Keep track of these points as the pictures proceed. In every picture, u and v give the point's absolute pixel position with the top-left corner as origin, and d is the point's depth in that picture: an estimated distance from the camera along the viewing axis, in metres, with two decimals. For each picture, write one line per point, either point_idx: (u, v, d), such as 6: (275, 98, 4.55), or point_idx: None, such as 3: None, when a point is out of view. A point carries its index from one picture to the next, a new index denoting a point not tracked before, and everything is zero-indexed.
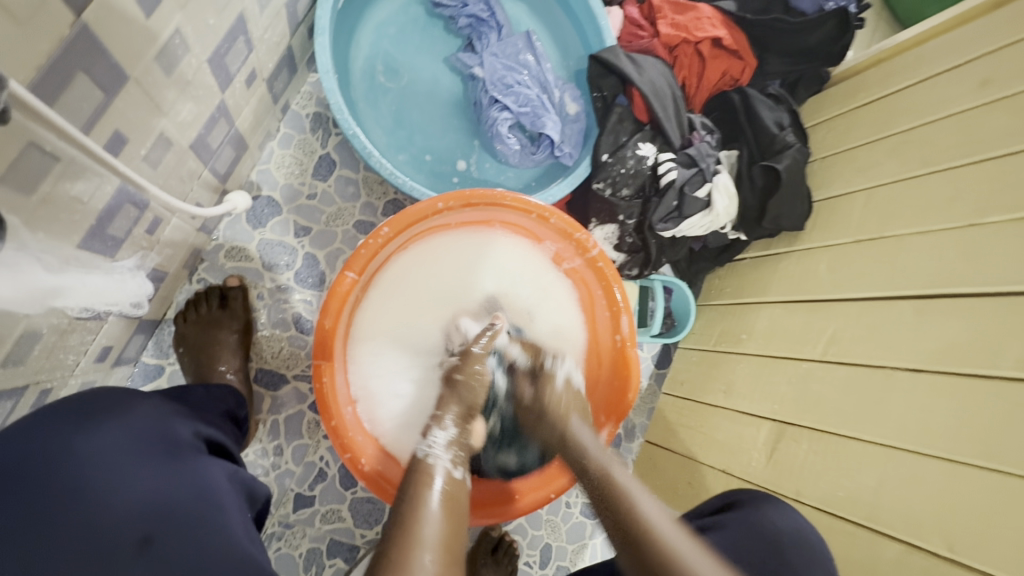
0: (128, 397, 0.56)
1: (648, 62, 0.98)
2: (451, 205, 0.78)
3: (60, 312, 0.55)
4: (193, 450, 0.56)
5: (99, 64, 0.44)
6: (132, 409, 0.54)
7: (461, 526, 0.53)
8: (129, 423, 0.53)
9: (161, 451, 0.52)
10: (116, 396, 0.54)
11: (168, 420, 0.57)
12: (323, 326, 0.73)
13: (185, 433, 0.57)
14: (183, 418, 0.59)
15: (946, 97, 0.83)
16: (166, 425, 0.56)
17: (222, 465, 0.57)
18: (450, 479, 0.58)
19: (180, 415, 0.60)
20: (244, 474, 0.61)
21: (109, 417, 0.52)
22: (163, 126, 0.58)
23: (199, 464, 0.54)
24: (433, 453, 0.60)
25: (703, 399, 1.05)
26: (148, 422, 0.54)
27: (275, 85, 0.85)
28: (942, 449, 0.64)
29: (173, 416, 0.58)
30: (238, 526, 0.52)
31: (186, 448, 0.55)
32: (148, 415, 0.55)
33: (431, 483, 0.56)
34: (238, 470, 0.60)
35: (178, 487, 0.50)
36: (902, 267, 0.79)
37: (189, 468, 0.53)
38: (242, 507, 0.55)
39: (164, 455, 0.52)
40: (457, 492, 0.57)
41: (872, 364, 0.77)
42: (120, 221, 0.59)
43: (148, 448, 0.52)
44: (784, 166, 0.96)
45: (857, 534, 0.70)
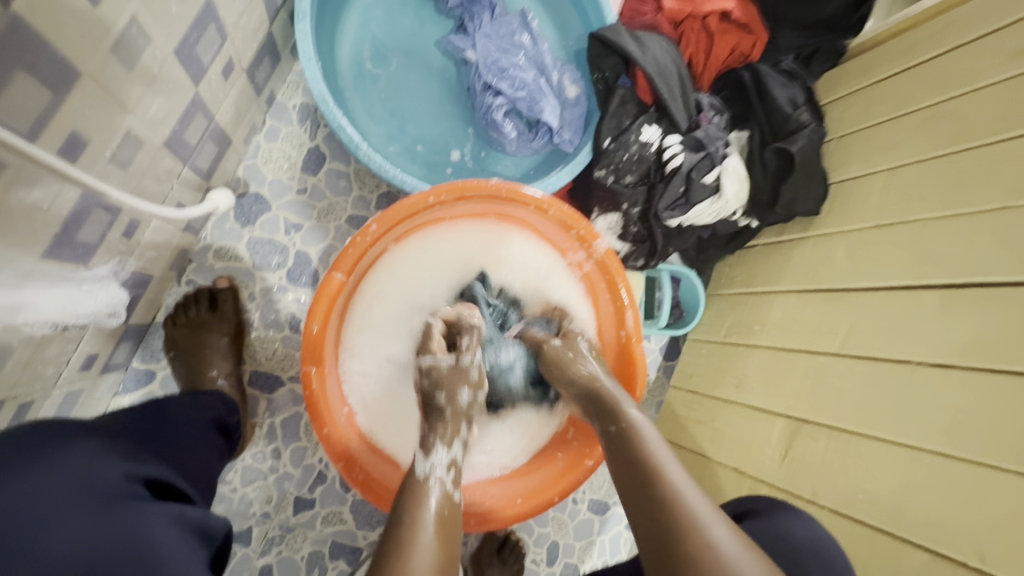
0: (52, 439, 0.47)
1: (652, 39, 0.92)
2: (444, 198, 0.74)
3: (28, 328, 0.51)
4: (130, 496, 0.47)
5: (42, 60, 0.40)
6: (53, 455, 0.45)
7: (454, 547, 0.53)
8: (47, 471, 0.44)
9: (86, 506, 0.44)
10: (38, 435, 0.46)
11: (97, 463, 0.48)
12: (309, 330, 0.69)
13: (119, 475, 0.48)
14: (117, 458, 0.50)
15: (974, 68, 0.76)
16: (94, 469, 0.47)
17: (164, 513, 0.49)
18: (448, 499, 0.58)
19: (115, 455, 0.51)
20: (195, 515, 0.53)
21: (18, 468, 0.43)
22: (129, 124, 0.54)
23: (134, 516, 0.46)
24: (432, 475, 0.60)
25: (713, 393, 1.01)
26: (71, 467, 0.45)
27: (257, 75, 0.81)
28: (972, 451, 0.60)
29: (105, 455, 0.50)
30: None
31: (121, 496, 0.47)
32: (74, 459, 0.46)
33: (425, 503, 0.56)
34: (186, 512, 0.52)
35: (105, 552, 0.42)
36: (927, 254, 0.73)
37: (119, 525, 0.44)
38: (185, 560, 0.47)
39: (91, 511, 0.44)
40: (452, 513, 0.56)
41: (895, 358, 0.72)
42: (91, 226, 0.56)
43: (68, 505, 0.43)
44: (798, 147, 0.91)
45: (877, 539, 0.66)
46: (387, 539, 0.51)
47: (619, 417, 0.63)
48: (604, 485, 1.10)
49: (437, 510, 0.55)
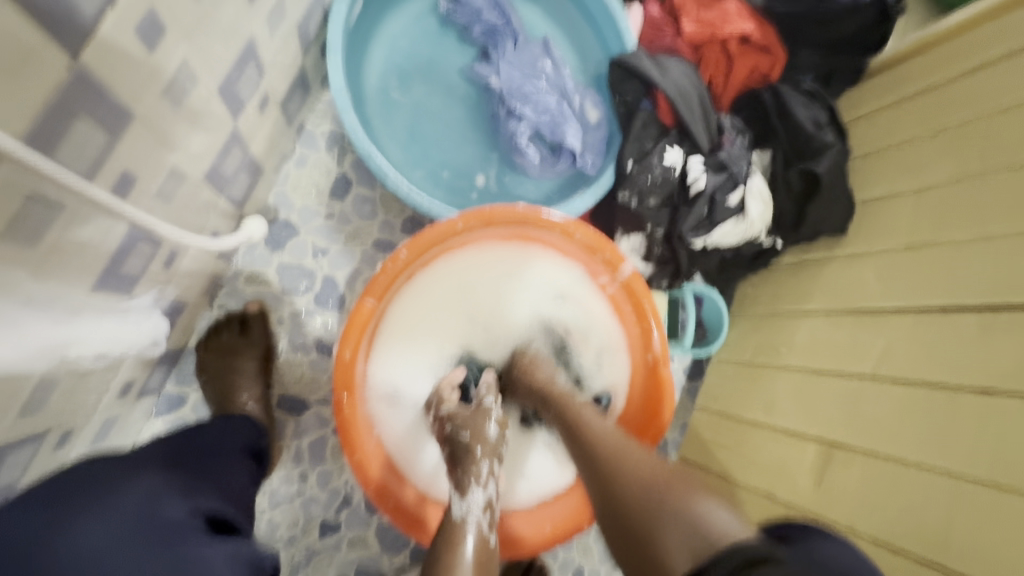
0: (118, 477, 0.51)
1: (672, 63, 0.93)
2: (472, 224, 0.75)
3: (71, 363, 0.52)
4: (189, 532, 0.50)
5: (101, 106, 0.42)
6: (119, 491, 0.50)
7: None
8: (112, 512, 0.48)
9: (146, 540, 0.47)
10: (90, 476, 0.50)
11: (160, 500, 0.51)
12: (342, 356, 0.70)
13: (179, 513, 0.51)
14: (176, 497, 0.53)
15: (1001, 89, 0.76)
16: (157, 505, 0.50)
17: (220, 548, 0.51)
18: (481, 541, 0.60)
19: (178, 493, 0.54)
20: (250, 551, 0.55)
21: (89, 505, 0.47)
22: (174, 160, 0.56)
23: (190, 553, 0.48)
24: (470, 518, 0.63)
25: (741, 415, 0.99)
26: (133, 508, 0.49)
27: (289, 106, 0.83)
28: (1021, 480, 0.58)
29: (167, 492, 0.53)
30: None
31: (177, 532, 0.49)
32: (138, 495, 0.50)
33: (462, 547, 0.59)
34: (241, 548, 0.54)
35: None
36: (963, 276, 0.72)
37: (178, 560, 0.47)
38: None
39: (149, 546, 0.47)
40: (487, 558, 0.59)
41: (933, 382, 0.71)
42: (135, 259, 0.58)
43: (129, 540, 0.46)
44: (824, 167, 0.91)
45: (921, 571, 0.64)
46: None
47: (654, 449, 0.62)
48: None
49: (473, 554, 0.59)
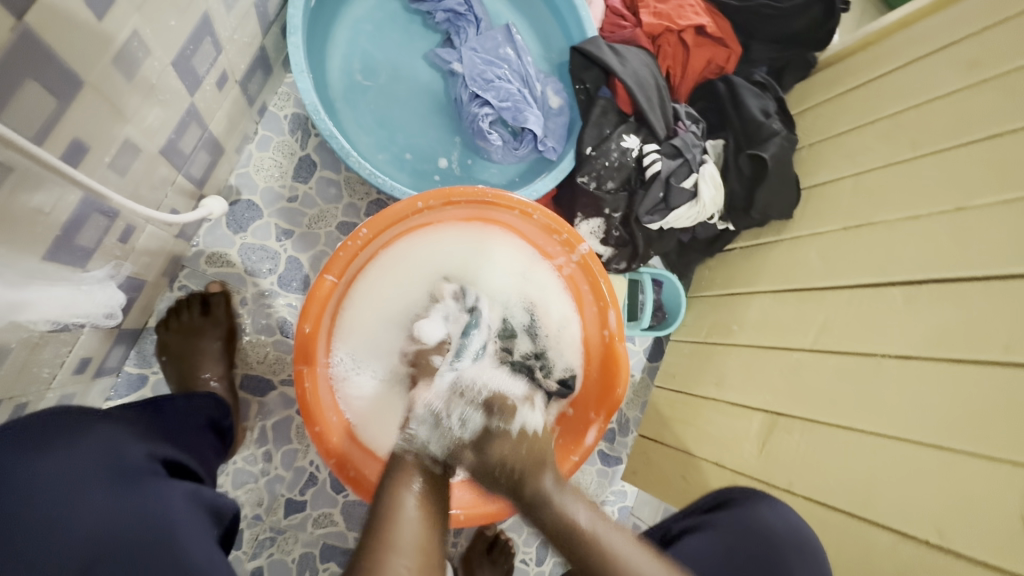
0: (78, 421, 0.52)
1: (630, 53, 0.97)
2: (432, 203, 0.77)
3: (28, 327, 0.53)
4: (151, 473, 0.52)
5: (49, 71, 0.43)
6: (82, 434, 0.51)
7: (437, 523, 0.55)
8: (75, 452, 0.49)
9: (111, 476, 0.49)
10: (62, 420, 0.51)
11: (122, 443, 0.53)
12: (302, 331, 0.71)
13: (140, 455, 0.53)
14: (136, 441, 0.54)
15: (932, 80, 0.82)
16: (118, 448, 0.52)
17: (180, 487, 0.54)
18: (427, 482, 0.59)
19: (136, 437, 0.56)
20: (209, 493, 0.57)
21: (53, 445, 0.49)
22: (128, 132, 0.56)
23: (154, 492, 0.50)
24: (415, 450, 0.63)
25: (696, 392, 1.04)
26: (96, 448, 0.50)
27: (250, 86, 0.84)
28: (933, 437, 0.64)
29: (127, 437, 0.54)
30: (194, 557, 0.48)
31: (141, 471, 0.51)
32: (100, 438, 0.51)
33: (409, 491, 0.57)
34: (201, 490, 0.56)
35: (126, 517, 0.47)
36: (892, 254, 0.77)
37: (144, 497, 0.49)
38: (202, 532, 0.52)
39: (115, 484, 0.49)
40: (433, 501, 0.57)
41: (862, 352, 0.76)
42: (89, 231, 0.58)
43: (94, 475, 0.48)
44: (771, 154, 0.95)
45: (848, 524, 0.70)
46: (370, 530, 0.53)
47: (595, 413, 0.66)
48: (592, 485, 1.13)
49: (422, 492, 0.57)
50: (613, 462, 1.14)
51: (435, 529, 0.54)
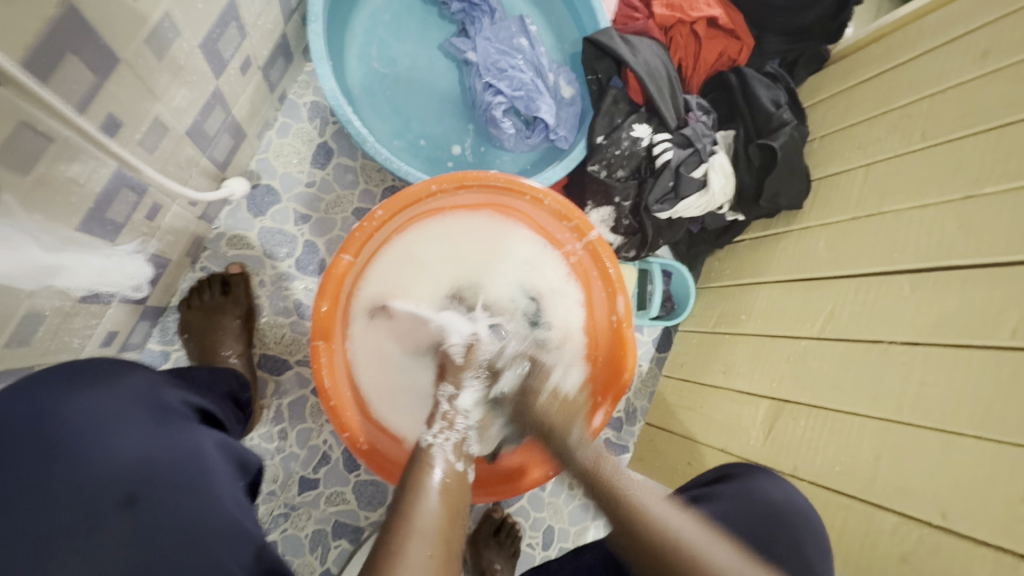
0: (117, 365, 0.54)
1: (642, 43, 0.98)
2: (446, 186, 0.79)
3: (64, 293, 0.57)
4: (182, 417, 0.55)
5: (88, 46, 0.45)
6: (124, 375, 0.53)
7: (459, 514, 0.55)
8: (117, 389, 0.51)
9: (152, 414, 0.52)
10: (108, 361, 0.54)
11: (159, 387, 0.56)
12: (319, 308, 0.74)
13: (175, 399, 0.56)
14: (170, 387, 0.58)
15: (945, 71, 0.82)
16: (155, 390, 0.55)
17: (210, 434, 0.56)
18: (451, 470, 0.59)
19: (169, 384, 0.59)
20: (234, 444, 0.60)
21: (88, 387, 0.50)
22: (157, 111, 0.59)
23: (190, 432, 0.53)
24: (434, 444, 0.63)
25: (703, 380, 1.05)
26: (137, 388, 0.53)
27: (271, 73, 0.86)
28: (936, 420, 0.64)
29: (162, 383, 0.58)
30: (228, 495, 0.51)
31: (177, 413, 0.54)
32: (140, 379, 0.54)
33: (430, 472, 0.58)
34: (228, 440, 0.59)
35: (167, 452, 0.49)
36: (898, 242, 0.78)
37: (181, 438, 0.52)
38: (231, 477, 0.54)
39: (156, 421, 0.51)
40: (456, 490, 0.57)
41: (869, 338, 0.76)
42: (119, 205, 0.61)
43: (138, 412, 0.51)
44: (781, 143, 0.96)
45: (851, 506, 0.71)
46: (395, 507, 0.53)
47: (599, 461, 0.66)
48: None
49: (443, 483, 0.57)
50: (620, 450, 1.16)
51: (456, 516, 0.54)
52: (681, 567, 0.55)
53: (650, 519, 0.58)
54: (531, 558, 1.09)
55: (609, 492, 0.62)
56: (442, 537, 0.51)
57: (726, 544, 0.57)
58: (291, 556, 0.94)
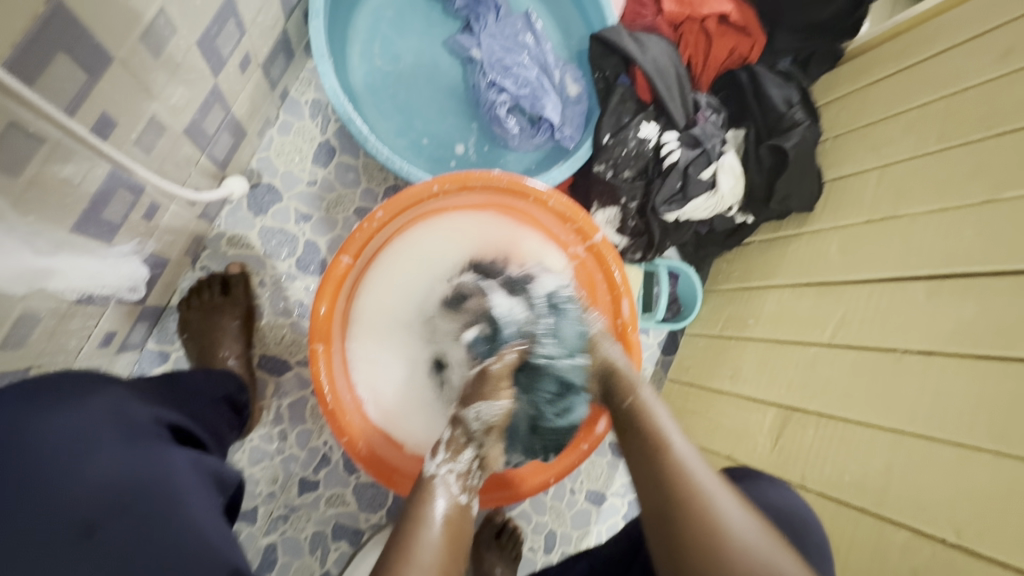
0: (89, 382, 0.54)
1: (651, 40, 0.95)
2: (447, 187, 0.77)
3: (59, 296, 0.56)
4: (155, 435, 0.54)
5: (80, 44, 0.44)
6: (94, 394, 0.53)
7: (461, 548, 0.54)
8: (89, 407, 0.51)
9: (121, 435, 0.50)
10: (81, 379, 0.54)
11: (130, 404, 0.55)
12: (317, 311, 0.73)
13: (147, 418, 0.55)
14: (144, 403, 0.57)
15: (964, 69, 0.79)
16: (125, 409, 0.54)
17: (183, 453, 0.55)
18: (455, 506, 0.57)
19: (144, 399, 0.58)
20: (211, 461, 0.59)
21: (63, 404, 0.50)
22: (154, 110, 0.58)
23: (160, 451, 0.52)
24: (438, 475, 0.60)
25: (709, 385, 1.03)
26: (109, 406, 0.52)
27: (272, 70, 0.85)
28: (952, 433, 0.62)
29: (137, 400, 0.57)
30: (199, 515, 0.50)
31: (150, 432, 0.54)
32: (111, 398, 0.54)
33: (432, 504, 0.56)
34: (203, 458, 0.58)
35: (134, 476, 0.48)
36: (913, 247, 0.76)
37: (154, 456, 0.51)
38: (205, 497, 0.53)
39: (126, 441, 0.50)
40: (458, 523, 0.56)
41: (882, 346, 0.74)
42: (115, 205, 0.60)
43: (105, 434, 0.49)
44: (793, 143, 0.93)
45: (861, 520, 0.69)
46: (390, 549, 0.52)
47: (633, 393, 0.65)
48: (601, 476, 1.12)
49: (443, 518, 0.55)
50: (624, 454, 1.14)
51: (457, 553, 0.53)
52: (697, 528, 0.50)
53: (675, 472, 0.54)
54: (533, 562, 1.08)
55: (647, 436, 0.59)
56: (442, 575, 0.50)
57: (748, 510, 0.51)
58: (290, 558, 0.93)
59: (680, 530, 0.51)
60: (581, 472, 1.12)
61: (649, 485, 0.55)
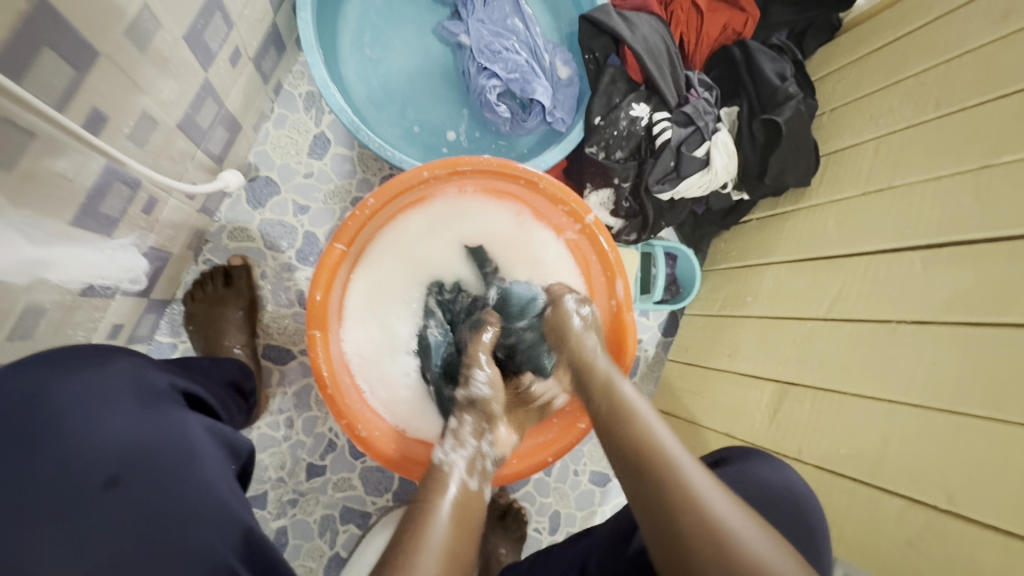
0: (103, 352, 0.54)
1: (641, 19, 0.95)
2: (438, 172, 0.78)
3: (63, 287, 0.59)
4: (170, 401, 0.55)
5: (65, 40, 0.46)
6: (109, 361, 0.53)
7: (469, 532, 0.55)
8: (107, 373, 0.51)
9: (138, 398, 0.51)
10: (96, 350, 0.53)
11: (144, 370, 0.55)
12: (314, 298, 0.75)
13: (162, 383, 0.56)
14: (157, 370, 0.58)
15: (963, 33, 0.77)
16: (142, 374, 0.54)
17: (198, 418, 0.56)
18: (465, 488, 0.60)
19: (155, 367, 0.58)
20: (224, 428, 0.60)
21: (80, 368, 0.50)
22: (144, 104, 0.60)
23: (177, 415, 0.53)
24: (448, 460, 0.63)
25: (708, 364, 1.03)
26: (124, 373, 0.52)
27: (263, 64, 0.86)
28: (945, 401, 0.62)
29: (149, 366, 0.57)
30: (214, 476, 0.51)
31: (164, 397, 0.54)
32: (127, 365, 0.54)
33: (445, 489, 0.59)
34: (217, 425, 0.59)
35: (152, 438, 0.49)
36: (910, 216, 0.75)
37: (168, 419, 0.51)
38: (221, 459, 0.54)
39: (144, 404, 0.51)
40: (468, 506, 0.58)
41: (877, 318, 0.74)
42: (113, 199, 0.62)
43: (123, 395, 0.50)
44: (785, 118, 0.92)
45: (857, 491, 0.69)
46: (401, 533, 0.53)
47: (613, 391, 0.64)
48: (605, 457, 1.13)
49: (454, 498, 0.58)
50: None
51: (465, 541, 0.54)
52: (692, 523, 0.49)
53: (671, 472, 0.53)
54: (539, 542, 1.10)
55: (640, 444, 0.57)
56: (453, 562, 0.51)
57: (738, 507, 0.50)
58: (301, 540, 0.96)
59: (677, 533, 0.49)
60: (584, 454, 1.13)
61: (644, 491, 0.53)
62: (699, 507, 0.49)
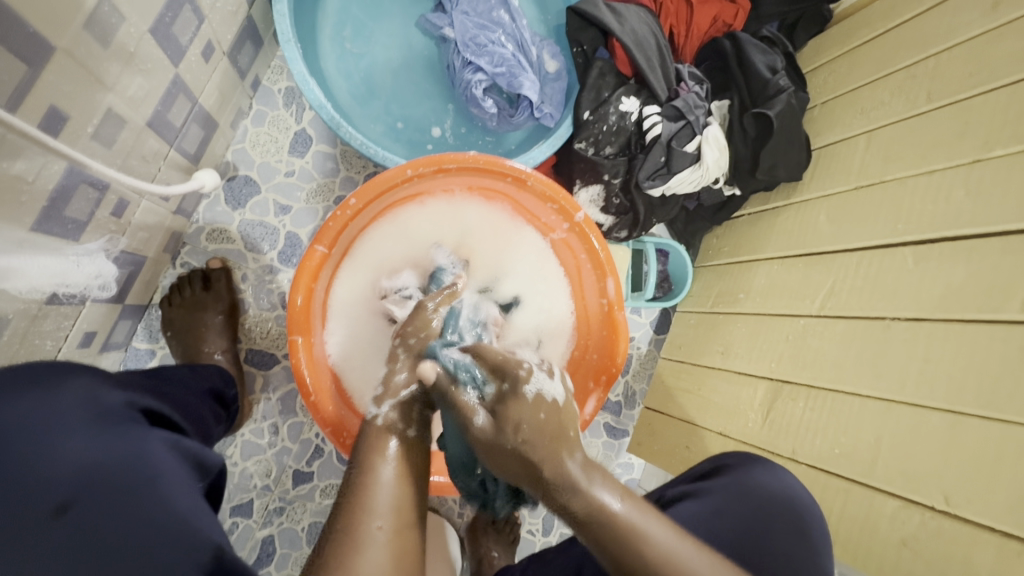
0: (58, 369, 0.52)
1: (629, 10, 0.93)
2: (422, 170, 0.75)
3: (25, 297, 0.56)
4: (130, 421, 0.52)
5: (15, 33, 0.43)
6: (62, 383, 0.51)
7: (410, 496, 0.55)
8: (57, 394, 0.49)
9: (92, 419, 0.49)
10: (50, 368, 0.51)
11: (99, 390, 0.53)
12: (294, 302, 0.72)
13: (119, 402, 0.54)
14: (112, 389, 0.55)
15: (954, 24, 0.76)
16: (96, 395, 0.52)
17: (162, 437, 0.54)
18: (401, 449, 0.59)
19: (112, 385, 0.55)
20: (192, 445, 0.57)
21: (31, 392, 0.48)
22: (109, 102, 0.57)
23: (137, 435, 0.51)
24: (380, 414, 0.62)
25: (701, 362, 1.02)
26: (80, 393, 0.51)
27: (239, 58, 0.83)
28: (938, 399, 0.61)
29: (105, 386, 0.55)
30: (178, 496, 0.49)
31: (122, 417, 0.52)
32: (80, 386, 0.51)
33: (381, 460, 0.57)
34: (183, 441, 0.56)
35: (112, 458, 0.46)
36: (902, 212, 0.74)
37: (128, 442, 0.49)
38: (186, 478, 0.52)
39: (100, 423, 0.49)
40: (407, 464, 0.58)
41: (870, 315, 0.73)
42: (78, 202, 0.59)
43: (75, 417, 0.48)
44: (776, 112, 0.91)
45: (852, 491, 0.68)
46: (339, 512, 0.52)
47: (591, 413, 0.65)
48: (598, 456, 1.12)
49: (394, 458, 0.58)
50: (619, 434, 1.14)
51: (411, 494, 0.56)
52: (651, 569, 0.50)
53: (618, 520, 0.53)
54: (532, 544, 1.08)
55: (568, 496, 0.55)
56: (392, 534, 0.51)
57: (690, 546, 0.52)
58: (288, 549, 0.94)
59: None
60: None
61: (591, 537, 0.53)
62: (651, 550, 0.51)
